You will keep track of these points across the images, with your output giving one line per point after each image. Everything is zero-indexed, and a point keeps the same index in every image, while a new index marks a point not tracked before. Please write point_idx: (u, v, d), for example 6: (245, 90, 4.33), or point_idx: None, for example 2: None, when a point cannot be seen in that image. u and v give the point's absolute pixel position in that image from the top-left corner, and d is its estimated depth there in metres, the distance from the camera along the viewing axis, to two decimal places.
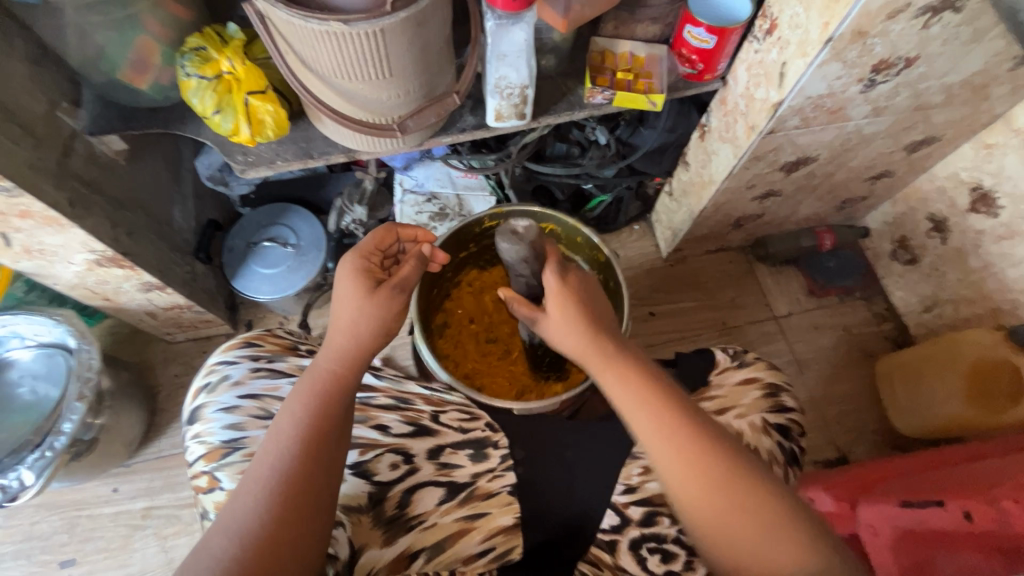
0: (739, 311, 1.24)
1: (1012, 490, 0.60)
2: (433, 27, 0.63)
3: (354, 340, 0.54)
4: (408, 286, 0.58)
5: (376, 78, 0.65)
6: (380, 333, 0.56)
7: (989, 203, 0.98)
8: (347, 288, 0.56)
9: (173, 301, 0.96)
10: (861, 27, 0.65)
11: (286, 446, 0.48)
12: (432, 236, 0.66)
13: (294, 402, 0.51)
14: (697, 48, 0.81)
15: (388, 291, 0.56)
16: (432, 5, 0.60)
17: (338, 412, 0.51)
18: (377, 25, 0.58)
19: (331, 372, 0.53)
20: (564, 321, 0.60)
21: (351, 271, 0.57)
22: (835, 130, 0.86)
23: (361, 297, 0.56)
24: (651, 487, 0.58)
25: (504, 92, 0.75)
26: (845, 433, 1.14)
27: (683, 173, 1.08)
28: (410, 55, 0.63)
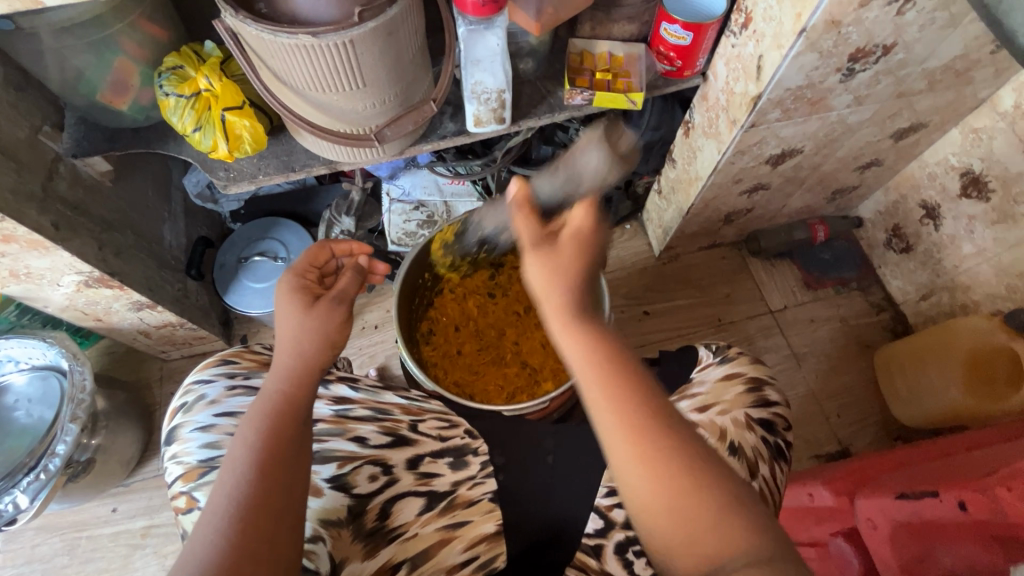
0: (733, 307, 1.23)
1: (1005, 478, 0.58)
2: (404, 35, 0.63)
3: (300, 359, 0.55)
4: (348, 296, 0.61)
5: (350, 89, 0.65)
6: (324, 347, 0.57)
7: (980, 187, 0.97)
8: (287, 307, 0.58)
9: (164, 319, 0.96)
10: (834, 16, 0.64)
11: (240, 472, 0.48)
12: (367, 247, 0.69)
13: (245, 427, 0.51)
14: (674, 45, 0.81)
15: (328, 303, 0.59)
16: (401, 13, 0.60)
17: (292, 431, 0.51)
18: (347, 36, 0.58)
19: (279, 392, 0.53)
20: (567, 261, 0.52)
21: (288, 291, 0.59)
22: (818, 120, 0.86)
23: (300, 314, 0.57)
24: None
25: (481, 97, 0.75)
26: (846, 426, 1.13)
27: (671, 170, 1.08)
28: (382, 64, 0.63)
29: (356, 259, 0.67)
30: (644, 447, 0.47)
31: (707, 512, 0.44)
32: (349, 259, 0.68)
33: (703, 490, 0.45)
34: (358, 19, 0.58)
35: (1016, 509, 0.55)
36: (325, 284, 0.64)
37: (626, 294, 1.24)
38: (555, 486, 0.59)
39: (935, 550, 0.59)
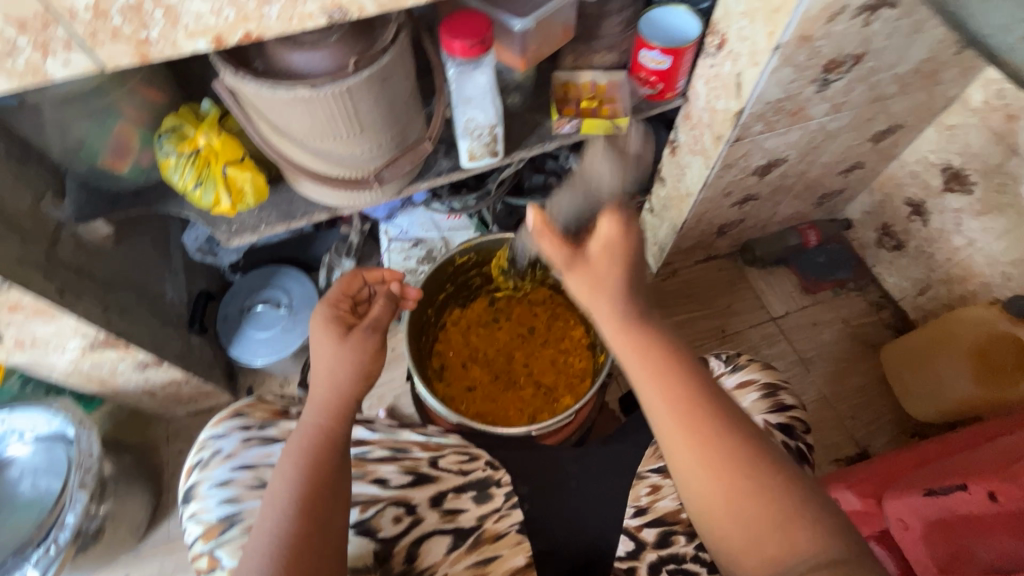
0: (736, 317, 1.24)
1: None
2: (397, 81, 0.65)
3: (337, 390, 0.56)
4: (381, 324, 0.61)
5: (348, 135, 0.67)
6: (359, 378, 0.57)
7: (961, 181, 1.00)
8: (321, 338, 0.59)
9: (170, 376, 0.95)
10: (805, 32, 0.67)
11: (282, 509, 0.49)
12: (398, 273, 0.69)
13: (285, 462, 0.52)
14: (655, 70, 0.84)
15: (361, 333, 0.59)
16: (393, 60, 0.62)
17: (329, 468, 0.51)
18: (343, 86, 0.60)
19: (317, 426, 0.54)
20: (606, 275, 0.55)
21: (323, 321, 0.60)
22: (799, 130, 0.89)
23: (335, 343, 0.58)
24: (662, 505, 0.57)
25: (474, 133, 0.77)
26: (861, 428, 1.12)
27: (661, 189, 1.11)
28: (378, 109, 0.65)
29: (389, 286, 0.68)
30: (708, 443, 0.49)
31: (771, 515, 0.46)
32: (381, 286, 0.68)
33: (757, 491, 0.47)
34: (354, 69, 0.60)
35: None
36: (358, 311, 0.65)
37: None
38: (584, 511, 0.58)
39: (974, 547, 0.59)
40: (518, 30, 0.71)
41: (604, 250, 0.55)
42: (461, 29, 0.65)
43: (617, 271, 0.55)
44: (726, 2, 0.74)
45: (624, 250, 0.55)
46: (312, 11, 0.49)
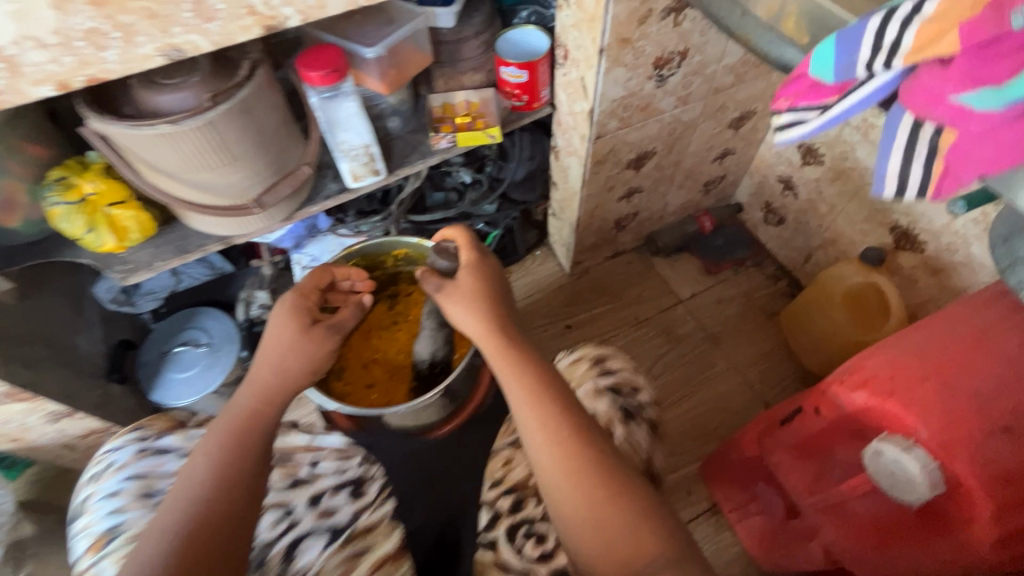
0: (646, 305, 1.32)
1: (838, 372, 0.70)
2: (261, 110, 0.71)
3: (282, 376, 0.66)
4: (343, 325, 0.71)
5: (221, 165, 0.72)
6: (307, 370, 0.67)
7: (813, 154, 1.12)
8: (286, 323, 0.68)
9: (87, 425, 0.97)
10: (621, 35, 0.77)
11: (205, 484, 0.59)
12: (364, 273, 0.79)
13: (208, 445, 0.62)
14: (516, 83, 0.93)
15: (321, 330, 0.68)
16: (253, 93, 0.69)
17: (252, 453, 0.62)
18: (203, 119, 0.65)
19: (251, 409, 0.64)
20: (469, 301, 0.68)
21: (289, 309, 0.69)
22: (656, 123, 0.98)
23: (298, 334, 0.67)
24: (513, 476, 0.69)
25: (351, 154, 0.84)
26: (771, 391, 1.19)
27: (556, 193, 1.20)
28: (246, 138, 0.71)
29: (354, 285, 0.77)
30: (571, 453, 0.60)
31: (620, 510, 0.57)
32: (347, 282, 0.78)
33: (607, 499, 0.57)
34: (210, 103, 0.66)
35: (846, 398, 0.68)
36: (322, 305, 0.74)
37: (544, 312, 1.31)
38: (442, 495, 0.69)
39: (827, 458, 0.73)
40: (372, 57, 0.79)
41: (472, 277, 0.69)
42: (317, 61, 0.72)
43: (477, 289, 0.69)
44: (561, 17, 0.84)
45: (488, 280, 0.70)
46: (149, 51, 0.55)
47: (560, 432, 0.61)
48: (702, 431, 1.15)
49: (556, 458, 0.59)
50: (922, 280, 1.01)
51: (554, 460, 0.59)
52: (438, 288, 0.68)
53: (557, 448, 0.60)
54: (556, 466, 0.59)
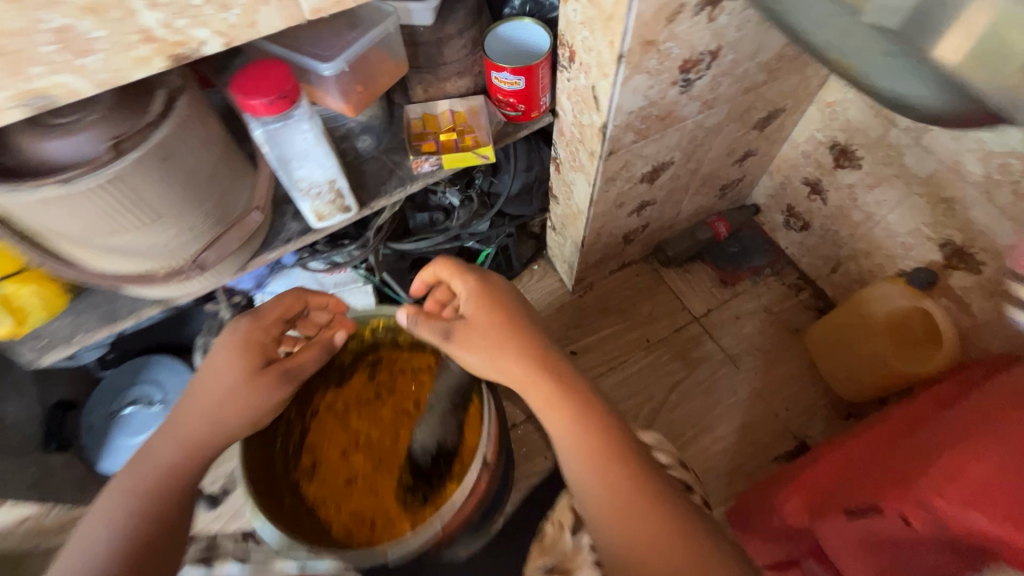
0: (658, 324, 1.19)
1: (938, 480, 0.56)
2: (188, 153, 0.55)
3: (219, 416, 0.62)
4: (297, 369, 0.67)
5: (142, 225, 0.56)
6: (243, 418, 0.63)
7: (849, 156, 0.98)
8: (232, 364, 0.63)
9: (20, 513, 0.82)
10: (646, 36, 0.61)
11: (101, 558, 0.54)
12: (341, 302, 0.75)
13: (116, 505, 0.58)
14: (511, 91, 0.77)
15: (272, 374, 0.65)
16: (173, 134, 0.53)
17: (169, 509, 0.58)
18: (105, 175, 0.50)
19: (173, 464, 0.60)
20: (478, 326, 0.67)
21: (239, 344, 0.64)
22: (676, 132, 0.84)
23: (244, 379, 0.63)
24: None
25: (312, 193, 0.69)
26: (798, 419, 1.09)
27: (556, 207, 1.05)
28: (170, 190, 0.56)
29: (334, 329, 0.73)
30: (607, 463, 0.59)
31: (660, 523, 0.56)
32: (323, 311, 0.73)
33: (656, 524, 0.56)
34: (114, 153, 0.50)
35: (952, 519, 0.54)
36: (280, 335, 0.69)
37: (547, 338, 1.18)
38: None
39: (903, 565, 0.59)
40: (330, 73, 0.63)
41: (477, 303, 0.68)
42: (258, 85, 0.56)
43: (487, 317, 0.67)
44: (566, 12, 0.68)
45: (495, 300, 0.68)
46: None
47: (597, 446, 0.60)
48: (727, 470, 1.04)
49: (596, 488, 0.59)
50: (975, 304, 0.89)
51: (592, 480, 0.59)
52: (445, 335, 0.68)
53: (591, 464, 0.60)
54: (598, 495, 0.59)
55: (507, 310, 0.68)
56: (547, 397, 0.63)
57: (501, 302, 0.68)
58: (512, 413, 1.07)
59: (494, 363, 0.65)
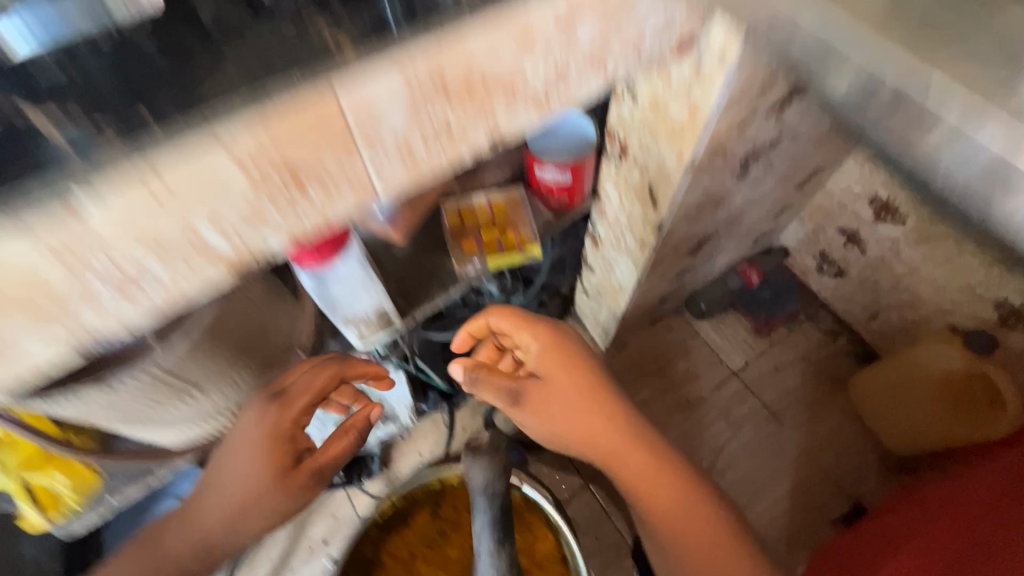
0: (696, 382, 1.16)
1: None
2: (233, 321, 0.53)
3: (239, 511, 0.57)
4: (325, 467, 0.62)
5: (183, 395, 0.54)
6: (264, 515, 0.58)
7: (892, 211, 0.95)
8: (257, 462, 0.56)
9: None
10: (717, 144, 0.57)
11: None
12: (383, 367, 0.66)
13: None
14: (555, 183, 0.72)
15: (297, 477, 0.59)
16: (223, 309, 0.51)
17: None
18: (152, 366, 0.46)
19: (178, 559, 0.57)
20: (557, 390, 0.65)
21: (259, 441, 0.57)
22: (725, 209, 0.79)
23: (271, 482, 0.57)
24: None
25: (357, 320, 0.63)
26: (846, 474, 1.07)
27: (591, 276, 1.00)
28: (213, 360, 0.53)
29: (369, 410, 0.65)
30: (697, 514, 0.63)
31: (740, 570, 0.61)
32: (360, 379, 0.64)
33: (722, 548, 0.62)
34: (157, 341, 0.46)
35: None
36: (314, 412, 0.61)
37: None
38: None
39: None
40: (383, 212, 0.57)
41: (552, 364, 0.66)
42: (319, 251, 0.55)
43: (560, 378, 0.65)
44: (618, 109, 0.63)
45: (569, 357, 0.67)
46: (45, 354, 0.33)
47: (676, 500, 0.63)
48: (784, 538, 1.02)
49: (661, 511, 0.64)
50: None
51: (680, 531, 0.62)
52: (515, 400, 0.66)
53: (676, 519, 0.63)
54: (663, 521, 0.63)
55: (580, 364, 0.66)
56: (615, 444, 0.64)
57: (571, 355, 0.67)
58: (558, 491, 1.03)
59: (566, 425, 0.65)
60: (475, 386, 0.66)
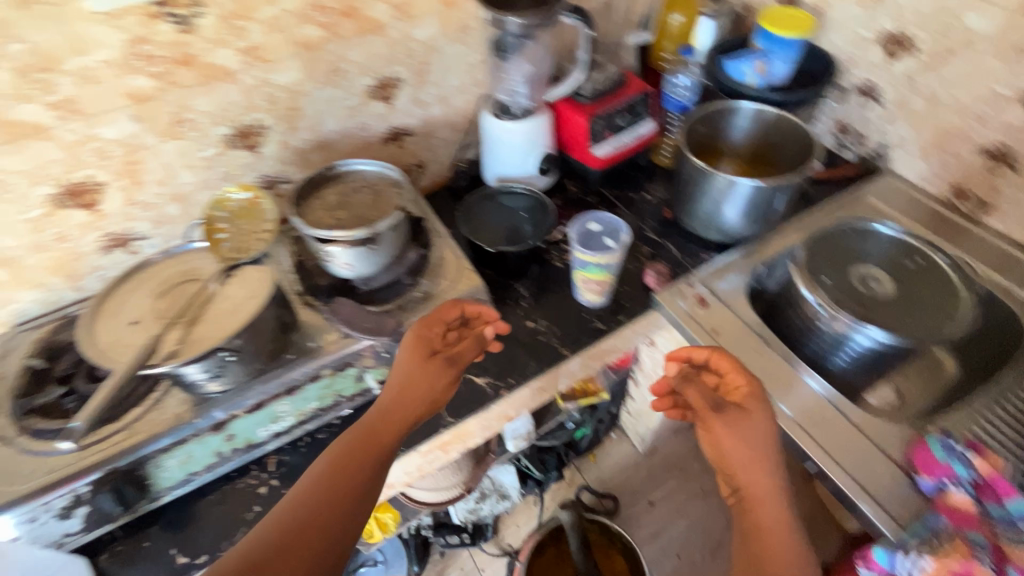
0: (709, 477, 1.66)
1: None
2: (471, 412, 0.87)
3: (401, 388, 0.76)
4: (456, 359, 0.82)
5: (440, 460, 0.91)
6: (422, 401, 0.77)
7: None
8: (410, 349, 0.78)
9: None
10: None
11: (309, 493, 0.66)
12: (492, 310, 0.83)
13: (326, 451, 0.71)
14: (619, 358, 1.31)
15: (436, 360, 0.79)
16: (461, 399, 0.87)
17: (359, 466, 0.69)
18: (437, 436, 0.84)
19: (369, 426, 0.73)
20: (738, 429, 0.73)
21: (415, 335, 0.79)
22: None
23: (418, 360, 0.78)
24: None
25: (516, 437, 1.18)
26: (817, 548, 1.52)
27: (633, 403, 1.56)
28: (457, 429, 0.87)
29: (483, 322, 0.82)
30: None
31: None
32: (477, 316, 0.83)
33: None
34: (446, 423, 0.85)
35: None
36: (451, 334, 0.83)
37: (630, 492, 1.64)
38: None
39: None
40: None
41: (753, 405, 0.73)
42: None
43: (750, 421, 0.73)
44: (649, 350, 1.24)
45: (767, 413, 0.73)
46: (450, 451, 0.90)
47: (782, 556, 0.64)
48: None
49: (764, 534, 0.67)
50: None
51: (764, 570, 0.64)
52: (713, 408, 0.77)
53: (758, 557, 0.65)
54: (760, 548, 0.66)
55: (772, 422, 0.73)
56: (762, 484, 0.69)
57: (770, 409, 0.74)
58: None
59: (738, 445, 0.72)
60: (682, 384, 0.81)
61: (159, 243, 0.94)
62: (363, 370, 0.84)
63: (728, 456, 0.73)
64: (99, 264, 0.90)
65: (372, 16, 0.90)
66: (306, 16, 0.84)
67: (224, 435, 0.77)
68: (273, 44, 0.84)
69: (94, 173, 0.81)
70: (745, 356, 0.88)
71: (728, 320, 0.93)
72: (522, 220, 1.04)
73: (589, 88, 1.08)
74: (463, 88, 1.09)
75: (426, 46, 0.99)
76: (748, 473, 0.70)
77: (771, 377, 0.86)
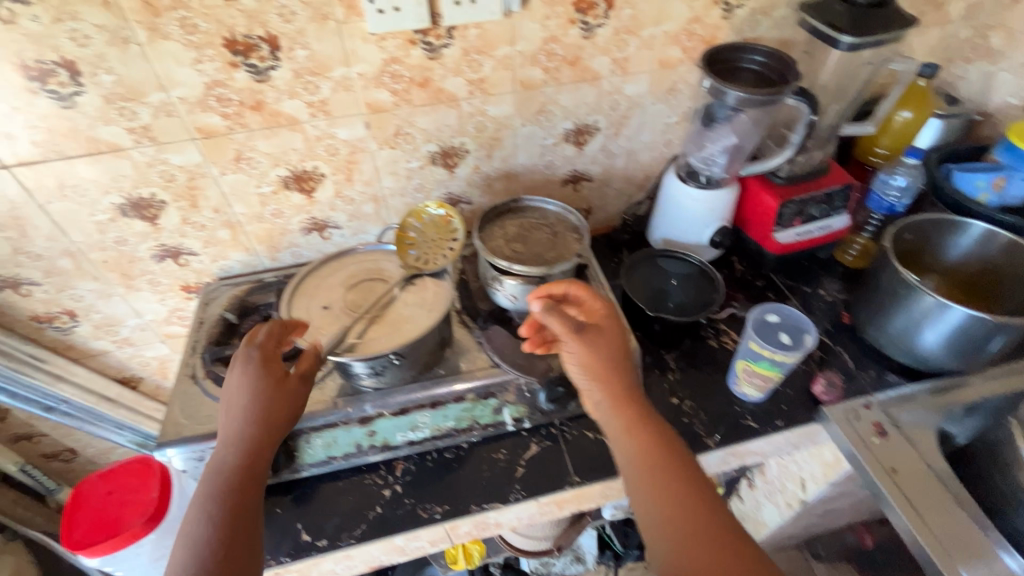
0: None
1: None
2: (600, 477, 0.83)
3: (249, 421, 0.66)
4: (310, 376, 0.72)
5: (551, 516, 0.87)
6: (274, 418, 0.67)
7: None
8: (251, 378, 0.68)
9: None
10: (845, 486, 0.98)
11: (210, 527, 0.60)
12: (303, 323, 0.76)
13: (203, 499, 0.62)
14: None
15: (276, 374, 0.70)
16: (591, 462, 0.84)
17: (245, 490, 0.63)
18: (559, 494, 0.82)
19: (236, 463, 0.65)
20: (596, 343, 0.72)
21: (242, 373, 0.68)
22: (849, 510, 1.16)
23: (253, 391, 0.67)
24: None
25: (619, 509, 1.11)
26: None
27: None
28: (580, 492, 0.84)
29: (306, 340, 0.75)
30: (690, 515, 0.62)
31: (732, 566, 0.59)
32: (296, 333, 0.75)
33: (703, 528, 0.61)
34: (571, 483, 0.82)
35: None
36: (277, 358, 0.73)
37: None
38: None
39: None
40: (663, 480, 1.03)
41: (605, 320, 0.74)
42: None
43: (605, 343, 0.73)
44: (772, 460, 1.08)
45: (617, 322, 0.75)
46: (564, 510, 0.86)
47: (676, 489, 0.64)
48: None
49: (670, 498, 0.63)
50: None
51: (672, 514, 0.63)
52: (578, 329, 0.72)
53: (665, 508, 0.63)
54: (668, 519, 0.62)
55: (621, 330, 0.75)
56: (638, 423, 0.69)
57: (621, 323, 0.76)
58: None
59: (601, 364, 0.72)
60: (549, 313, 0.71)
61: (347, 234, 1.02)
62: (502, 404, 0.83)
63: (603, 378, 0.72)
64: (297, 242, 1.00)
65: (592, 67, 0.92)
66: (535, 58, 0.89)
67: (367, 430, 0.80)
68: (498, 79, 0.89)
69: (320, 165, 0.91)
70: (926, 503, 0.76)
71: (908, 457, 0.81)
72: (684, 291, 1.00)
73: (787, 170, 1.01)
74: (653, 145, 1.08)
75: (632, 101, 1.00)
76: (619, 413, 0.70)
77: (953, 535, 0.73)
